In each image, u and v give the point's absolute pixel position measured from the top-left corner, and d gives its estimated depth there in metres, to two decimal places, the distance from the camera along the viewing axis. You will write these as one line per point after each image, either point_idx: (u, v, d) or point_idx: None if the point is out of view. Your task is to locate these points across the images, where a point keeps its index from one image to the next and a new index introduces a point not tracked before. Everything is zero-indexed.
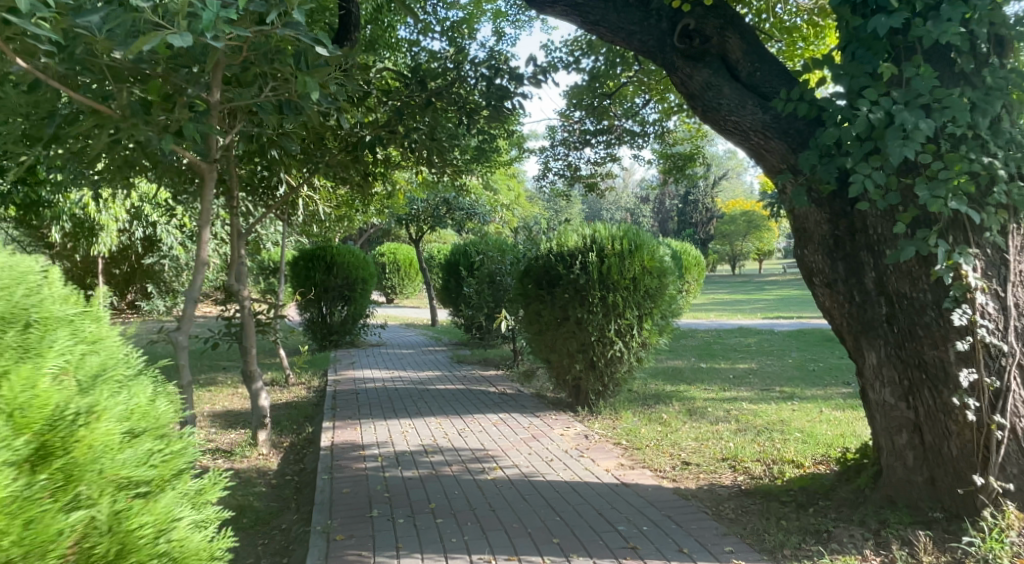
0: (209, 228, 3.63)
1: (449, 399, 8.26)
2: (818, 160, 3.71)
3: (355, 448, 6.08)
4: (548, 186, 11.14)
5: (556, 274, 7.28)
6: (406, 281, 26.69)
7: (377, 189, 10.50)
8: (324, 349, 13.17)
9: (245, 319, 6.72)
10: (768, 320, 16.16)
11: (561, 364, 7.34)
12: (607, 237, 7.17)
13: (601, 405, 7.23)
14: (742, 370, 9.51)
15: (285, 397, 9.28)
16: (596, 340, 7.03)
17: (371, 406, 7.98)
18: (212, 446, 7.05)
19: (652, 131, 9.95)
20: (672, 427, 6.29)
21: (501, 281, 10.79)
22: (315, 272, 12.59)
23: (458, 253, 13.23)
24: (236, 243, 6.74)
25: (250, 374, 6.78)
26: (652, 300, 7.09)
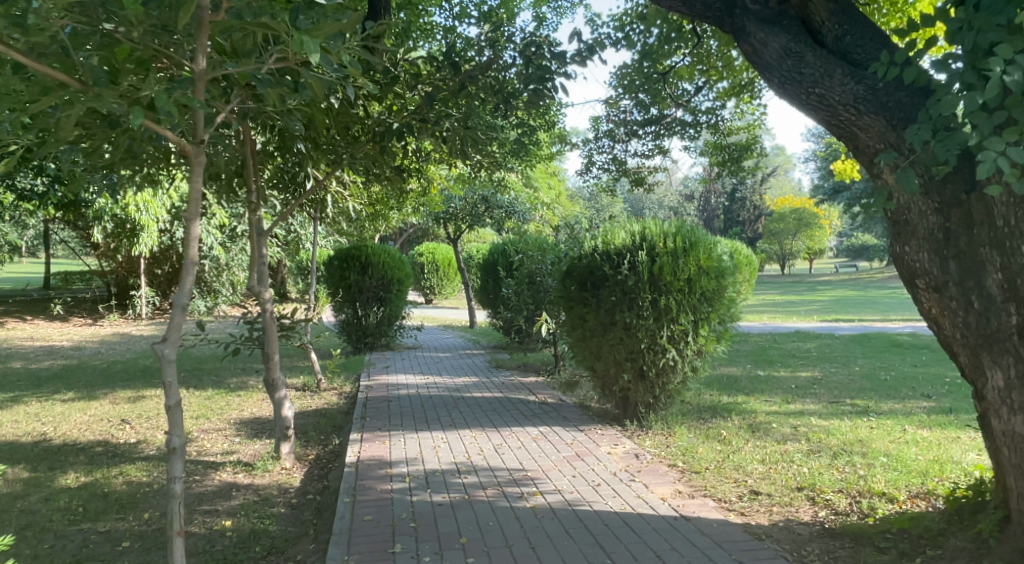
0: (200, 220, 3.08)
1: (486, 409, 7.71)
2: (932, 135, 3.02)
3: (382, 466, 5.57)
4: (593, 182, 10.53)
5: (601, 275, 6.66)
6: (445, 281, 26.31)
7: (412, 185, 10.04)
8: (359, 352, 12.76)
9: (267, 322, 6.25)
10: (826, 323, 15.28)
11: (607, 374, 6.74)
12: (658, 235, 6.52)
13: (652, 419, 6.60)
14: (805, 379, 8.83)
15: (314, 403, 8.85)
16: (647, 348, 6.39)
17: (403, 416, 7.48)
18: (234, 459, 6.62)
19: (704, 121, 9.29)
20: (734, 446, 5.66)
21: (542, 282, 10.22)
22: (349, 272, 12.21)
23: (497, 253, 12.70)
24: (259, 240, 6.30)
25: (273, 382, 6.32)
26: (710, 304, 6.40)
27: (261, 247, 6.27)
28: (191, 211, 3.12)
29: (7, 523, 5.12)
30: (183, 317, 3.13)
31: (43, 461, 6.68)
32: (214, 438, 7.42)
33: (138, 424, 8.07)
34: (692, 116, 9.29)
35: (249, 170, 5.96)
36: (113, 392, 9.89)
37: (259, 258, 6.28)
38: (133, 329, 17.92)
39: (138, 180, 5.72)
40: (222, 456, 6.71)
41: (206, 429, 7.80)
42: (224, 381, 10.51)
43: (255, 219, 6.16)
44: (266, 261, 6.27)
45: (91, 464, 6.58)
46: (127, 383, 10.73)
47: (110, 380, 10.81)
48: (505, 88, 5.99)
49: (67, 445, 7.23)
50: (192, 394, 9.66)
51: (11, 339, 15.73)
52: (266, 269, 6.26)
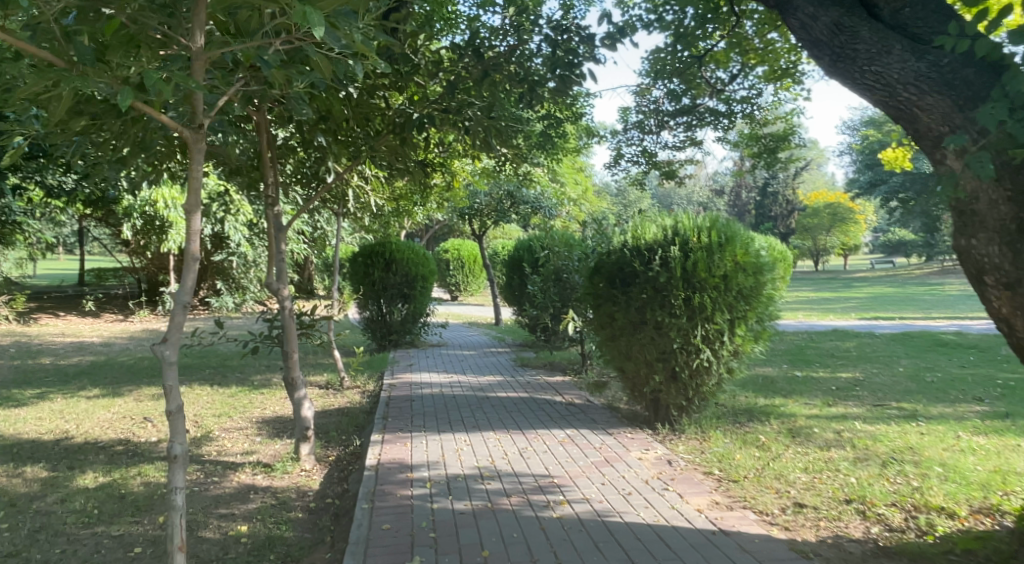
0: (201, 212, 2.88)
1: (510, 410, 7.47)
2: (1008, 115, 2.70)
3: (402, 470, 5.35)
4: (622, 177, 10.21)
5: (631, 272, 6.38)
6: (471, 278, 26.10)
7: (436, 180, 9.85)
8: (383, 350, 12.60)
9: (286, 319, 6.08)
10: (864, 322, 14.81)
11: (637, 376, 6.46)
12: (691, 230, 6.22)
13: (684, 423, 6.32)
14: (846, 381, 8.50)
15: (336, 402, 8.70)
16: (679, 347, 6.10)
17: (425, 416, 7.27)
18: (254, 459, 6.45)
19: (739, 110, 8.96)
20: (774, 454, 5.40)
21: (568, 278, 9.95)
22: (373, 268, 12.07)
23: (523, 249, 12.45)
24: (278, 235, 6.13)
25: (292, 381, 6.15)
26: (746, 302, 6.08)
27: (279, 243, 6.10)
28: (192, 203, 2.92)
29: (22, 525, 5.00)
30: (184, 317, 2.94)
31: (63, 460, 6.57)
32: (235, 437, 7.28)
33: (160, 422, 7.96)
34: (726, 106, 8.95)
35: (264, 162, 5.79)
36: (138, 388, 9.84)
37: (278, 253, 6.10)
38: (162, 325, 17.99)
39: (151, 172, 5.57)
40: (241, 456, 6.56)
41: (227, 428, 7.66)
42: (248, 379, 10.41)
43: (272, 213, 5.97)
44: (286, 257, 6.08)
45: (110, 463, 6.46)
46: (153, 379, 10.68)
47: (134, 376, 10.76)
48: (530, 75, 5.73)
49: (88, 443, 7.13)
50: (216, 391, 9.56)
51: (42, 335, 15.85)
52: (285, 264, 6.07)
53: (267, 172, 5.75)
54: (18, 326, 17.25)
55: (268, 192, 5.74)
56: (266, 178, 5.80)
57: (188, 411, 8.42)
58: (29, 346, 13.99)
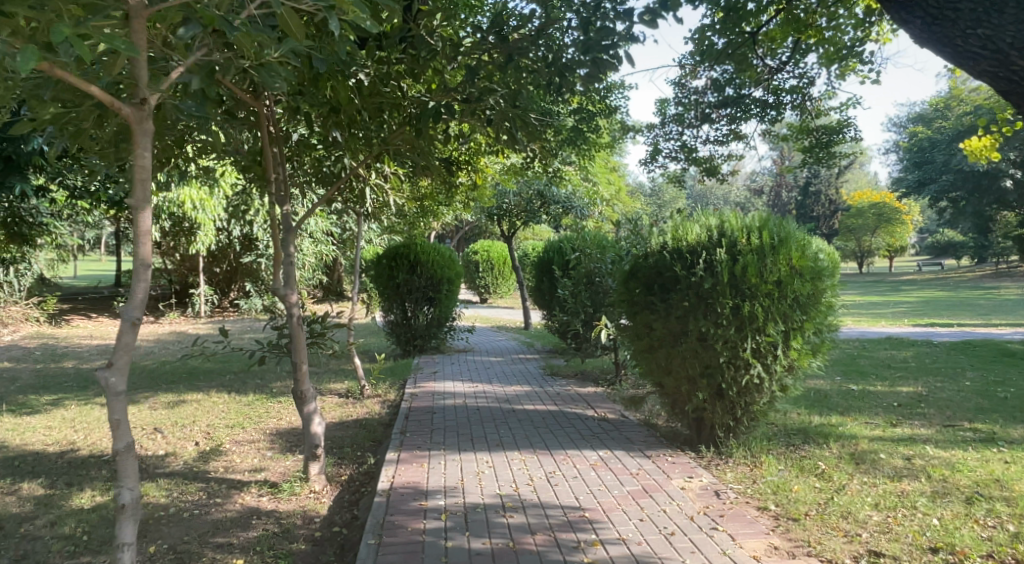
0: (150, 208, 2.97)
1: (539, 425, 6.92)
2: None
3: (416, 498, 4.84)
4: (659, 174, 9.58)
5: (671, 277, 5.78)
6: (501, 280, 25.60)
7: (462, 178, 9.37)
8: (409, 355, 12.13)
9: (293, 328, 5.60)
10: (918, 328, 13.97)
11: (677, 392, 5.87)
12: (739, 231, 5.61)
13: (732, 445, 5.73)
14: (907, 398, 7.88)
15: (356, 413, 8.25)
16: (725, 362, 5.50)
17: (447, 431, 6.76)
18: (261, 478, 5.99)
19: (789, 101, 8.39)
20: (837, 485, 4.92)
21: (601, 282, 9.41)
22: (398, 271, 11.64)
23: (554, 250, 11.89)
24: (286, 236, 5.69)
25: (301, 395, 5.67)
26: (803, 311, 5.44)
27: (288, 245, 5.67)
28: (137, 197, 2.98)
29: (4, 553, 4.57)
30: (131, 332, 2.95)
31: (63, 476, 6.16)
32: (246, 452, 6.82)
33: (170, 433, 7.53)
34: (774, 96, 8.34)
35: (266, 157, 5.33)
36: (155, 395, 9.48)
37: (285, 256, 5.66)
38: (189, 328, 17.78)
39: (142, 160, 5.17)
40: (249, 474, 6.10)
41: (239, 440, 7.21)
42: (268, 386, 10.01)
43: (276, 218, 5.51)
44: (294, 260, 5.61)
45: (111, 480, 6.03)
46: (170, 384, 10.32)
47: (152, 381, 10.41)
48: (560, 58, 5.19)
49: (92, 456, 6.73)
50: (233, 399, 9.15)
51: (70, 337, 15.72)
52: (294, 269, 5.60)
53: (267, 168, 5.32)
54: (48, 328, 17.14)
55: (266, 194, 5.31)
56: (268, 176, 5.35)
57: (201, 422, 8.01)
58: (54, 349, 13.82)
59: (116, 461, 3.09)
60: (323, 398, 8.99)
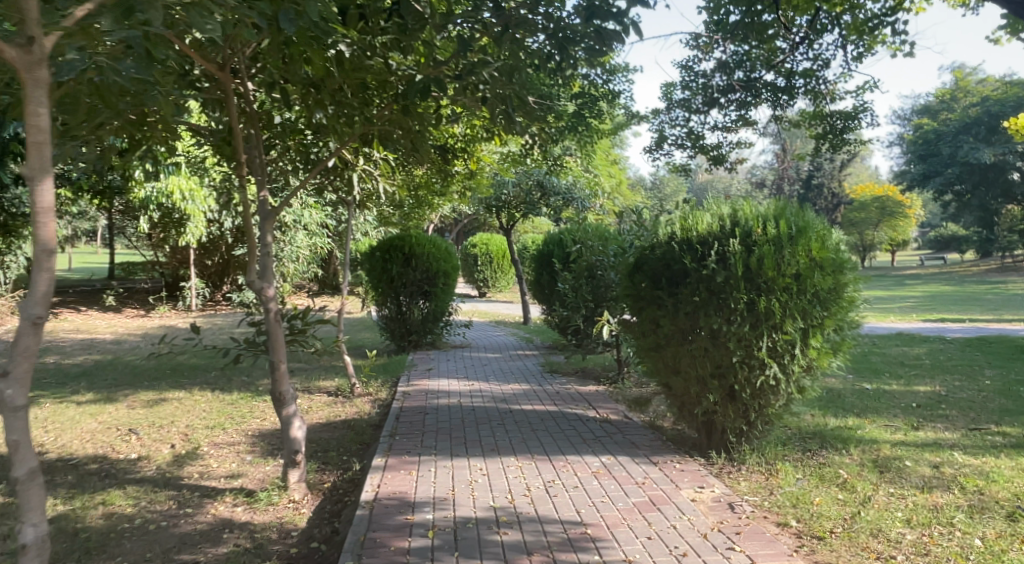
0: (47, 183, 2.74)
1: (537, 427, 6.50)
2: None
3: (401, 511, 4.42)
4: (664, 164, 9.13)
5: (680, 270, 5.36)
6: (499, 274, 25.16)
7: (458, 166, 8.93)
8: (403, 350, 11.69)
9: (271, 325, 5.18)
10: (930, 324, 13.55)
11: (686, 393, 5.45)
12: (753, 220, 5.18)
13: (745, 451, 5.31)
14: (926, 397, 7.47)
15: (344, 413, 7.83)
16: (739, 362, 5.08)
17: (440, 434, 6.34)
18: (237, 485, 5.57)
19: (802, 84, 8.01)
20: (862, 497, 4.52)
21: (603, 276, 8.96)
22: (392, 264, 11.21)
23: (553, 243, 11.44)
24: (262, 225, 5.26)
25: (280, 396, 5.23)
26: (825, 307, 5.01)
27: (264, 235, 5.24)
28: (34, 168, 2.74)
29: None
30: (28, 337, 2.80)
31: (25, 482, 5.73)
32: (224, 456, 6.40)
33: (147, 435, 7.10)
34: (787, 79, 8.01)
35: (237, 137, 4.89)
36: (135, 392, 9.04)
37: (263, 246, 5.24)
38: (179, 322, 17.34)
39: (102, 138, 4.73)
40: (225, 481, 5.68)
41: (218, 443, 6.78)
42: (255, 383, 9.59)
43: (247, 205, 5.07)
44: (271, 251, 5.18)
45: (76, 486, 5.60)
46: (153, 381, 9.88)
47: (134, 378, 9.97)
48: (560, 29, 4.77)
49: (60, 460, 6.29)
50: (217, 397, 8.73)
51: (55, 331, 15.28)
52: (272, 261, 5.18)
53: (237, 148, 4.88)
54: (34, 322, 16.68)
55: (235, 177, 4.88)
56: (239, 158, 4.91)
57: (181, 422, 7.58)
58: (37, 343, 13.37)
59: (17, 487, 2.91)
60: (311, 397, 8.56)
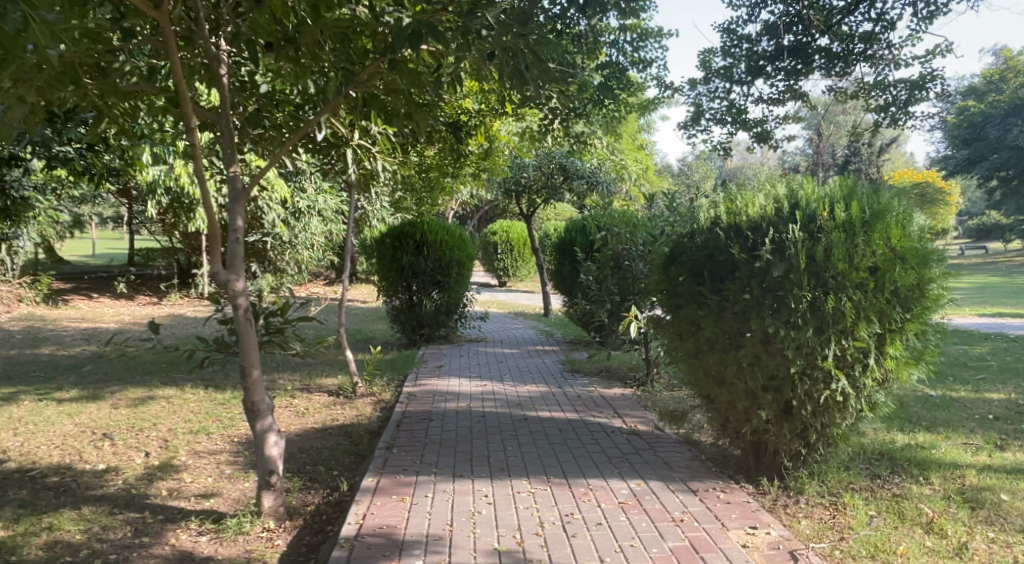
0: None
1: (556, 440, 5.68)
2: None
3: (388, 555, 3.64)
4: (701, 143, 8.19)
5: (727, 262, 4.48)
6: (520, 262, 24.33)
7: (472, 144, 8.11)
8: (414, 344, 10.91)
9: (240, 325, 4.39)
10: (985, 319, 12.49)
11: (731, 408, 4.59)
12: (817, 203, 4.31)
13: (801, 478, 4.46)
14: (1001, 407, 6.53)
15: (343, 417, 7.07)
16: (798, 374, 4.23)
17: (443, 446, 5.55)
18: (208, 507, 4.83)
19: (862, 48, 7.14)
20: (956, 544, 3.68)
21: (631, 266, 8.09)
22: (403, 252, 10.43)
23: (576, 230, 10.56)
24: (233, 206, 4.49)
25: (253, 406, 4.47)
26: (906, 307, 4.13)
27: (233, 218, 4.47)
28: None
29: None
30: None
31: None
32: (202, 468, 5.66)
33: (121, 440, 6.38)
34: (844, 45, 7.16)
35: (187, 99, 4.13)
36: (123, 389, 8.36)
37: (231, 231, 4.46)
38: (189, 311, 16.72)
39: (26, 93, 4.00)
40: (195, 501, 4.94)
41: (198, 452, 6.04)
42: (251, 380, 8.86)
43: (203, 179, 4.27)
44: (240, 237, 4.41)
45: (25, 506, 4.89)
46: (146, 376, 9.21)
47: (125, 373, 9.28)
48: None
49: (18, 471, 5.58)
50: (208, 396, 8.01)
51: (59, 319, 14.72)
52: (240, 248, 4.41)
53: (187, 111, 4.10)
54: (40, 309, 16.15)
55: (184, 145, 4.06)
56: (192, 122, 4.13)
57: (163, 425, 6.86)
58: (38, 332, 12.79)
59: None
60: (309, 396, 7.82)
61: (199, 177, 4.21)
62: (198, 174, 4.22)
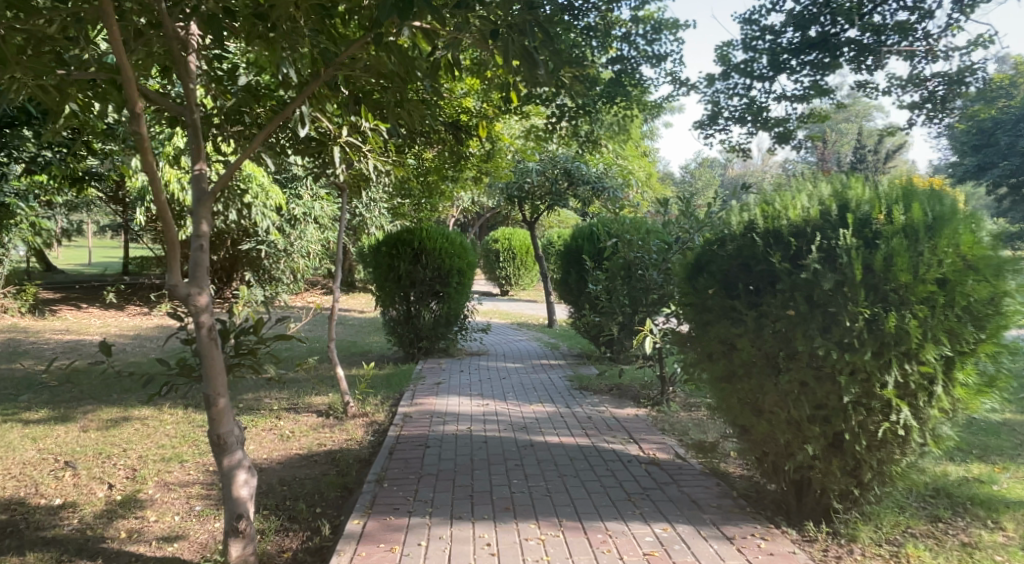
0: None
1: (566, 470, 5.09)
2: None
3: None
4: (718, 143, 7.62)
5: (766, 273, 3.90)
6: (522, 271, 23.75)
7: (471, 144, 7.54)
8: (412, 358, 10.31)
9: (203, 347, 3.81)
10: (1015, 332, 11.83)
11: (771, 441, 4.00)
12: (871, 204, 3.73)
13: (853, 522, 3.87)
14: None
15: (332, 441, 6.48)
16: (851, 404, 3.65)
17: (440, 478, 4.96)
18: (171, 554, 4.24)
19: (895, 41, 6.59)
20: None
21: (644, 276, 7.50)
22: (400, 260, 9.85)
23: (583, 237, 9.97)
24: (196, 209, 3.91)
25: (218, 440, 3.87)
26: (979, 325, 3.54)
27: (198, 223, 3.89)
28: None
29: None
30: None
31: None
32: (169, 504, 5.05)
33: (86, 469, 5.77)
34: (875, 37, 6.62)
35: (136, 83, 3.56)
36: (97, 409, 7.75)
37: (194, 238, 3.87)
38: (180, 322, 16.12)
39: None
40: (159, 546, 4.35)
41: (168, 484, 5.43)
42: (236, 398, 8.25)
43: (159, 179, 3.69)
44: (204, 245, 3.83)
45: None
46: (124, 395, 8.60)
47: (102, 391, 8.67)
48: None
49: None
50: (187, 417, 7.40)
51: (42, 331, 14.11)
52: (204, 258, 3.83)
53: (136, 97, 3.53)
54: (25, 321, 15.55)
55: (134, 139, 3.49)
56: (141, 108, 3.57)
57: (134, 451, 6.24)
58: (18, 345, 12.21)
59: None
60: (296, 418, 7.20)
61: (153, 175, 3.62)
62: (151, 171, 3.64)
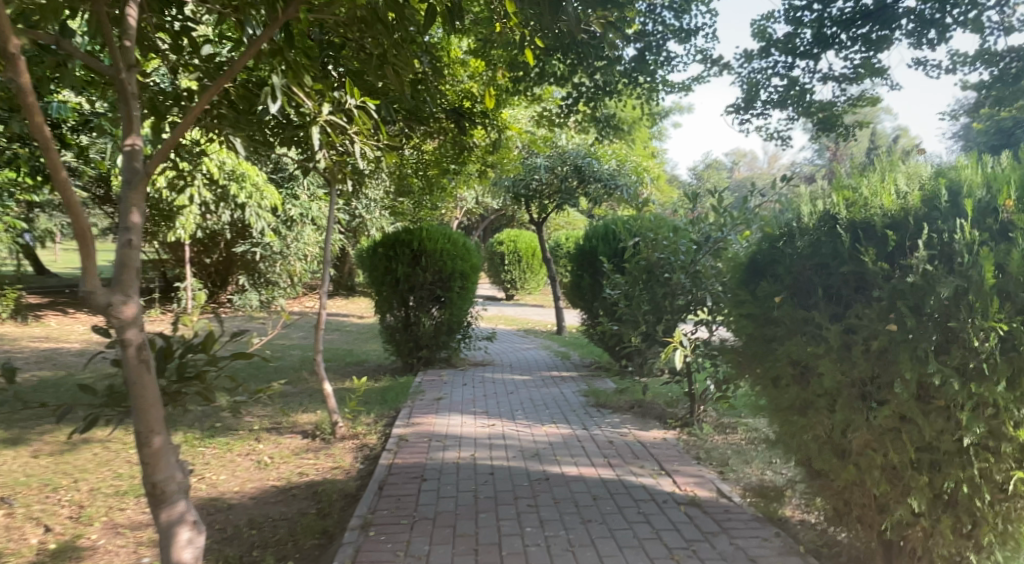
0: None
1: (588, 512, 4.25)
2: None
3: None
4: (755, 131, 6.76)
5: (853, 276, 3.06)
6: (529, 274, 22.87)
7: (474, 133, 6.70)
8: (411, 369, 9.45)
9: (131, 371, 2.97)
10: None
11: (855, 489, 3.16)
12: (990, 187, 2.90)
13: None
14: None
15: (317, 468, 5.64)
16: (971, 447, 2.81)
17: (437, 523, 4.11)
18: None
19: (962, 11, 5.74)
20: None
21: (670, 279, 6.64)
22: (397, 262, 9.01)
23: (598, 237, 9.10)
24: (123, 195, 3.07)
25: (153, 488, 3.03)
26: None
27: (127, 212, 3.06)
28: None
29: None
30: None
31: None
32: (113, 553, 4.20)
33: (26, 505, 4.93)
34: (938, 5, 5.75)
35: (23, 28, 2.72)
36: (56, 429, 6.89)
37: (121, 231, 3.04)
38: None
39: None
40: None
41: (117, 527, 4.57)
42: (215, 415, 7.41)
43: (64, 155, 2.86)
44: (131, 240, 3.00)
45: None
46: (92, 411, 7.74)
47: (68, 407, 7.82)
48: None
49: None
50: None
51: (21, 339, 13.28)
52: (132, 255, 3.00)
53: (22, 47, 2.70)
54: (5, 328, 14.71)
55: (24, 98, 2.65)
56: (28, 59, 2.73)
57: (85, 483, 5.37)
58: None
59: None
60: (278, 440, 6.35)
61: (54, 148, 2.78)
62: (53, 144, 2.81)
